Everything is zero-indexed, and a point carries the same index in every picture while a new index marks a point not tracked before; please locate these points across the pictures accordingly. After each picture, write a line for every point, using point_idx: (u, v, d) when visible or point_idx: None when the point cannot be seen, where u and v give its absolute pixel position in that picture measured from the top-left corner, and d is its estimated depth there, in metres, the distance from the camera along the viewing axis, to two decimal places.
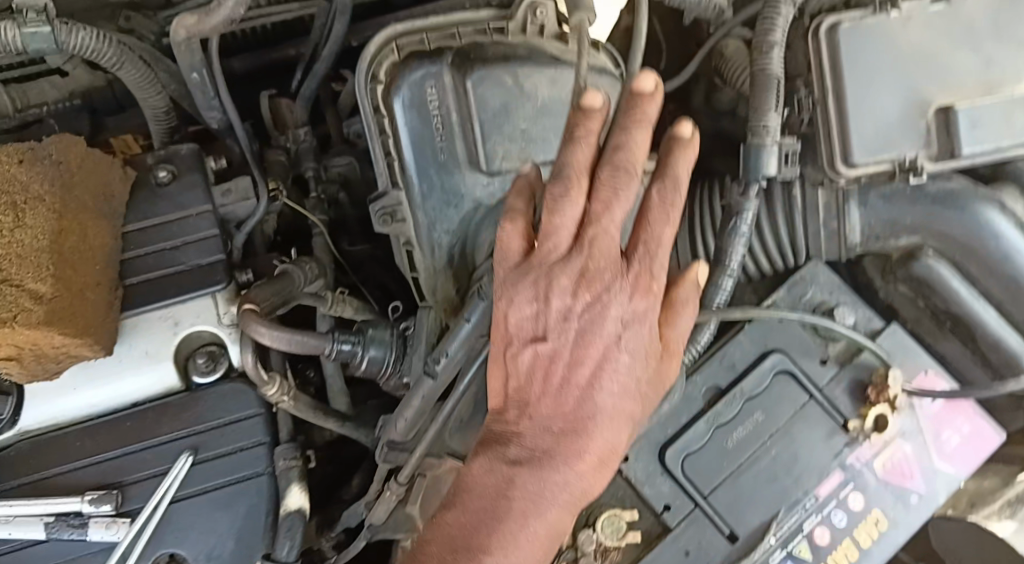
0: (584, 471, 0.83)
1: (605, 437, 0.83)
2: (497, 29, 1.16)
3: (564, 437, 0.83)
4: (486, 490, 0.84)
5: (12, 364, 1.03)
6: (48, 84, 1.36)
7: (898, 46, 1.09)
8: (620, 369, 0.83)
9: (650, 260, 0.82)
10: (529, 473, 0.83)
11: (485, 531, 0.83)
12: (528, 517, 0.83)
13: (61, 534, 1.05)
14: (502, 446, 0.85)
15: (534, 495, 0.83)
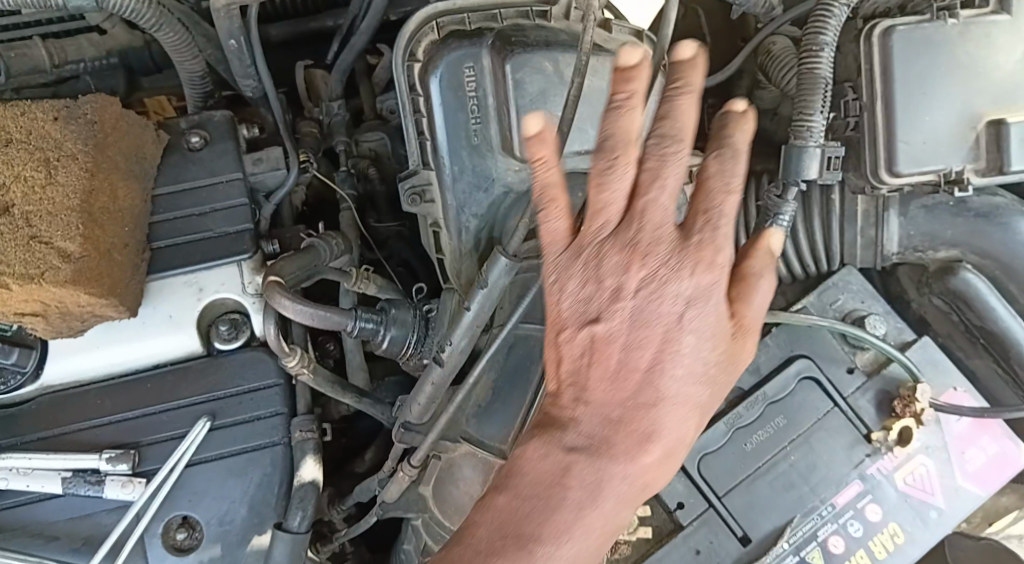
0: (646, 459, 0.77)
1: (670, 423, 0.78)
2: (539, 14, 1.14)
3: (625, 422, 0.78)
4: (540, 483, 0.77)
5: (37, 320, 1.05)
6: (86, 42, 1.34)
7: (952, 55, 1.05)
8: (689, 350, 0.78)
9: (711, 234, 0.79)
10: (587, 461, 0.77)
11: (538, 526, 0.76)
12: (587, 507, 0.76)
13: (78, 490, 1.06)
14: (557, 432, 0.79)
15: (593, 485, 0.76)
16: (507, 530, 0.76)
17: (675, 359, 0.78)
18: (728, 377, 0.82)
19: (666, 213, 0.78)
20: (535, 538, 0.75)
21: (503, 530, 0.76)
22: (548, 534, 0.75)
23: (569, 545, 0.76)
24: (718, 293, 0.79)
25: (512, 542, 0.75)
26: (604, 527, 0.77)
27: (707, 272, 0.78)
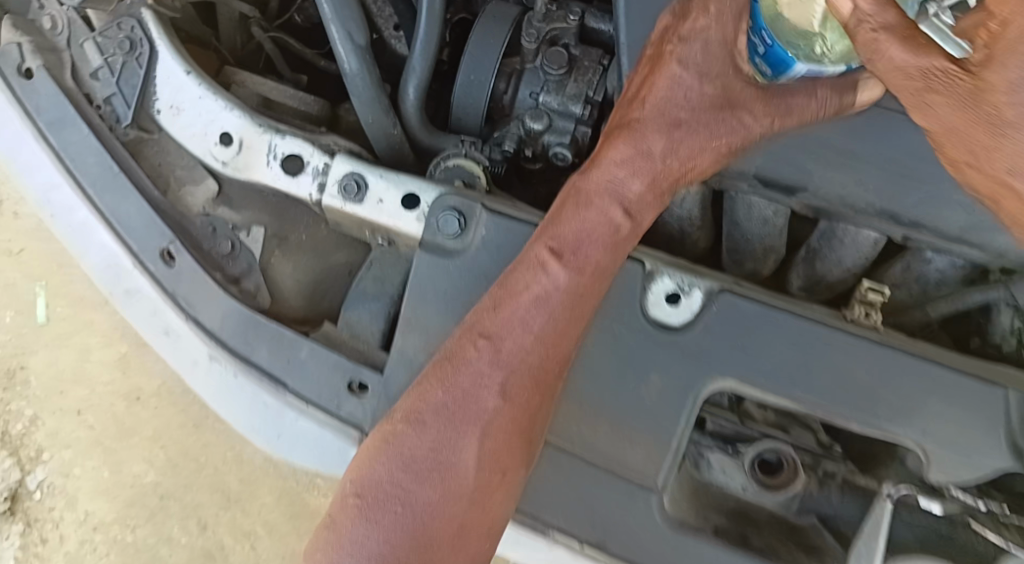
0: (414, 432, 0.53)
1: (598, 210, 0.54)
2: None
3: (461, 415, 0.53)
4: (520, 315, 0.54)
5: None
6: None
7: None
8: (536, 291, 0.54)
9: (684, 66, 0.54)
10: (429, 418, 0.53)
11: (496, 342, 0.54)
12: (430, 431, 0.53)
13: None
14: (546, 223, 0.56)
15: (572, 286, 0.54)
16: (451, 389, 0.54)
17: (642, 144, 0.55)
18: (708, 151, 0.55)
19: (684, 65, 0.54)
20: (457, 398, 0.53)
21: (444, 367, 0.54)
22: (517, 386, 0.53)
23: (485, 428, 0.53)
24: (668, 143, 0.54)
25: (460, 391, 0.53)
26: (569, 345, 0.54)
27: (686, 79, 0.54)
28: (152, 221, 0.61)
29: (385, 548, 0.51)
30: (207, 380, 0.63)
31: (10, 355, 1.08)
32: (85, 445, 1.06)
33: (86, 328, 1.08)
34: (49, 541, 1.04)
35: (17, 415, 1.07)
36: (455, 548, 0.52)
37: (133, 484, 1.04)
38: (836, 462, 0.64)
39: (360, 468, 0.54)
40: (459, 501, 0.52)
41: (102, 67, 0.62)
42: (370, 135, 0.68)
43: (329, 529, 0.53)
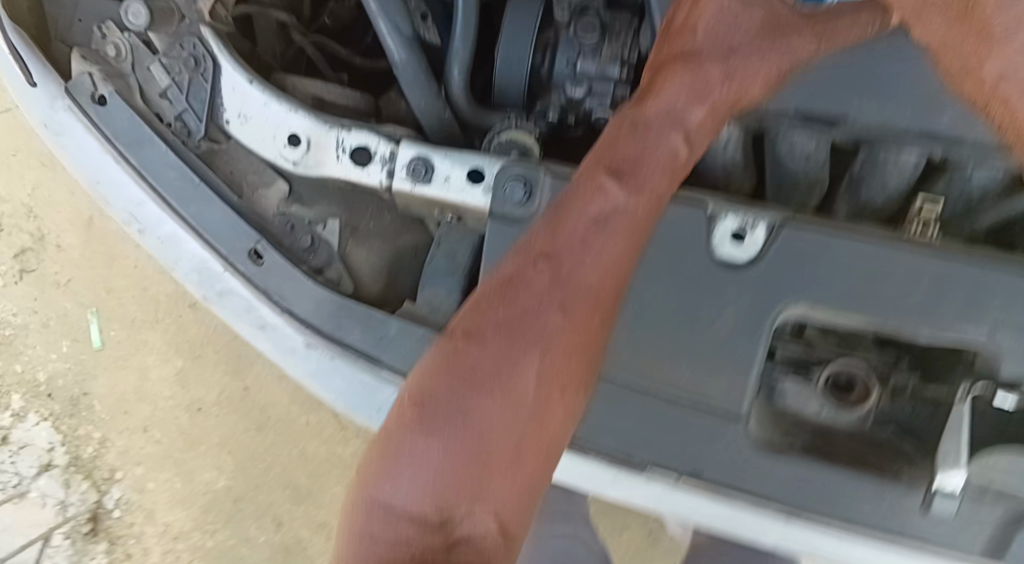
0: (474, 347, 0.47)
1: (658, 130, 0.55)
2: None
3: (524, 333, 0.48)
4: (582, 234, 0.50)
5: None
6: None
7: None
8: (597, 210, 0.51)
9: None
10: (489, 336, 0.48)
11: (556, 260, 0.50)
12: (491, 348, 0.47)
13: None
14: (600, 150, 0.55)
15: (631, 206, 0.52)
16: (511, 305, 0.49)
17: (694, 69, 0.58)
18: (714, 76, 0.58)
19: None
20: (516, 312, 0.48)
21: (505, 286, 0.49)
22: (579, 302, 0.49)
23: (547, 342, 0.47)
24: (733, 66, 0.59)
25: (521, 304, 0.48)
26: (627, 266, 0.51)
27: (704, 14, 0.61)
28: (237, 224, 0.66)
29: (445, 458, 0.45)
30: (307, 367, 0.67)
31: (72, 384, 1.24)
32: (156, 459, 1.22)
33: (144, 347, 1.23)
34: (135, 552, 1.22)
35: (86, 439, 1.23)
36: (517, 465, 0.46)
37: (208, 492, 1.21)
38: (905, 375, 0.69)
39: (418, 377, 0.48)
40: (521, 414, 0.46)
41: (170, 86, 0.67)
42: (423, 120, 0.71)
43: (386, 437, 0.47)
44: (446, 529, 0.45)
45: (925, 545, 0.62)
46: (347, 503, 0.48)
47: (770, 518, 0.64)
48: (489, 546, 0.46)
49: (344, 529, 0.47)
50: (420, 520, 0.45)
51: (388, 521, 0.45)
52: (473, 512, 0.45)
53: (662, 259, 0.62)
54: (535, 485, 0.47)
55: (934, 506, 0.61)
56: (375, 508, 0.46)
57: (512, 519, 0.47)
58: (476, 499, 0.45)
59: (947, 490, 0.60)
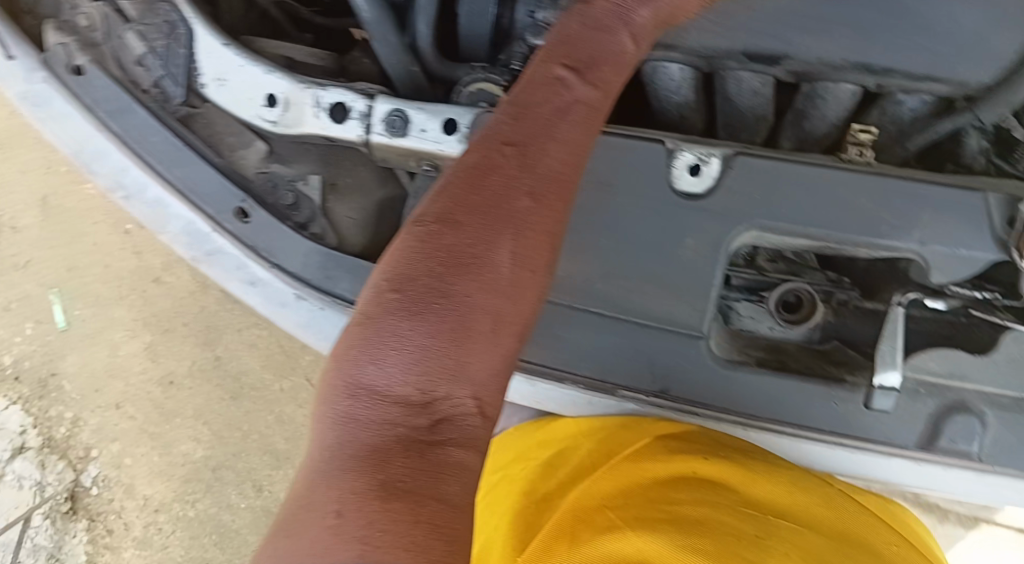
0: (452, 228, 0.48)
1: (603, 31, 0.54)
2: None
3: (497, 214, 0.49)
4: (542, 124, 0.50)
5: None
6: None
7: None
8: (555, 99, 0.51)
9: None
10: (464, 215, 0.48)
11: (521, 148, 0.50)
12: (464, 228, 0.48)
13: None
14: (554, 45, 0.54)
15: (590, 98, 0.52)
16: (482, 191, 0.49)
17: None
18: None
19: None
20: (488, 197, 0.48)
21: (473, 174, 0.49)
22: (545, 188, 0.50)
23: (519, 224, 0.49)
24: None
25: (492, 192, 0.49)
26: (585, 155, 0.52)
27: None
28: (223, 185, 0.70)
29: (428, 340, 0.47)
30: (298, 317, 0.71)
31: (40, 365, 1.23)
32: (132, 434, 1.23)
33: (111, 325, 1.23)
34: (115, 529, 1.24)
35: (58, 419, 1.23)
36: (491, 344, 0.48)
37: (187, 464, 1.24)
38: (847, 290, 0.74)
39: (395, 260, 0.48)
40: (498, 296, 0.48)
41: (146, 52, 0.69)
42: (393, 74, 0.75)
43: (364, 323, 0.48)
44: (428, 410, 0.47)
45: (869, 441, 0.68)
46: (323, 390, 0.49)
47: (731, 426, 0.70)
48: (470, 425, 0.48)
49: (323, 414, 0.48)
50: (404, 401, 0.47)
51: (373, 404, 0.47)
52: (452, 393, 0.47)
53: (627, 193, 0.68)
54: (509, 359, 0.49)
55: (875, 403, 0.67)
56: (358, 392, 0.47)
57: (491, 397, 0.49)
58: (455, 379, 0.47)
59: (886, 386, 0.67)
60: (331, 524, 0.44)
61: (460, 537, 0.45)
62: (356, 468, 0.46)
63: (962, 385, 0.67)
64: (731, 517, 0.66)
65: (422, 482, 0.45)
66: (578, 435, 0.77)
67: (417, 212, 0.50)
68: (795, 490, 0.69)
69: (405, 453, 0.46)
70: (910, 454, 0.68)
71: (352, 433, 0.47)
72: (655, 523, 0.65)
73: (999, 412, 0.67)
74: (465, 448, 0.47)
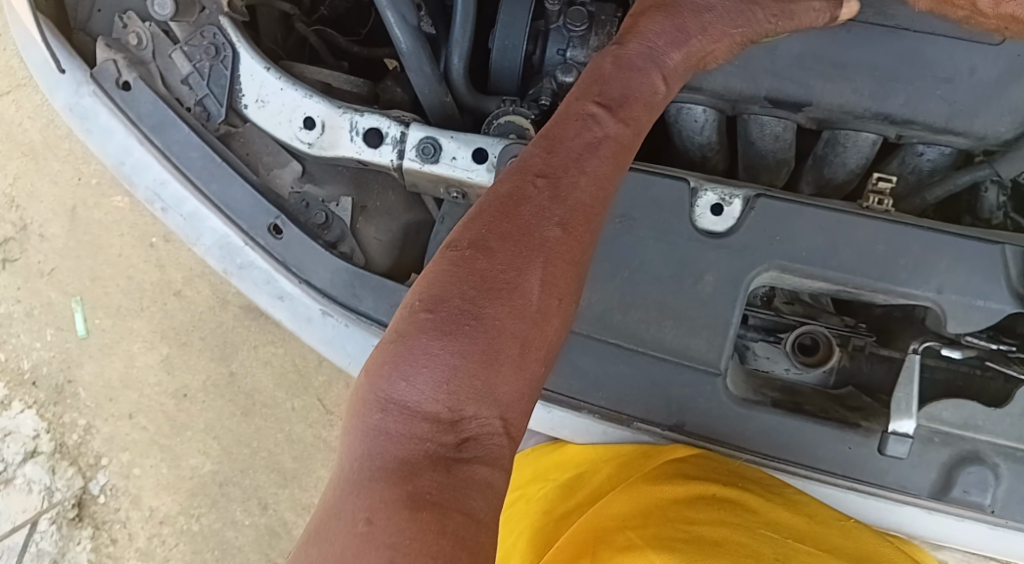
0: (486, 254, 0.50)
1: (636, 71, 0.55)
2: None
3: (528, 243, 0.50)
4: (576, 157, 0.52)
5: None
6: None
7: None
8: (588, 134, 0.53)
9: None
10: (497, 242, 0.50)
11: (554, 179, 0.51)
12: (497, 254, 0.50)
13: None
14: (586, 84, 0.55)
15: (623, 134, 0.53)
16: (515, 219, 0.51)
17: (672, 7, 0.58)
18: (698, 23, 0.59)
19: None
20: (521, 225, 0.50)
21: (507, 203, 0.51)
22: (577, 218, 0.51)
23: (551, 252, 0.50)
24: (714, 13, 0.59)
25: (525, 221, 0.50)
26: (615, 188, 0.54)
27: None
28: (257, 202, 0.71)
29: (458, 360, 0.48)
30: (322, 333, 0.73)
31: (57, 371, 1.25)
32: (143, 445, 1.25)
33: (130, 335, 1.25)
34: (119, 538, 1.25)
35: (72, 426, 1.25)
36: (519, 366, 0.49)
37: (195, 477, 1.25)
38: (863, 336, 0.75)
39: (429, 282, 0.50)
40: (527, 320, 0.49)
41: (192, 72, 0.72)
42: (425, 102, 0.77)
43: (396, 341, 0.49)
44: (456, 428, 0.48)
45: (884, 487, 0.68)
46: (353, 403, 0.50)
47: (743, 464, 0.71)
48: (496, 445, 0.49)
49: (352, 427, 0.49)
50: (433, 418, 0.48)
51: (402, 419, 0.48)
52: (480, 412, 0.48)
53: (649, 228, 0.69)
54: (536, 382, 0.51)
55: (888, 449, 0.67)
56: (388, 407, 0.48)
57: (517, 418, 0.50)
58: (483, 399, 0.48)
59: (900, 432, 0.66)
60: (362, 531, 0.46)
61: (485, 550, 0.46)
62: (385, 480, 0.47)
63: (976, 436, 0.67)
64: (749, 539, 0.67)
65: (450, 495, 0.47)
66: (590, 456, 0.76)
67: (451, 236, 0.51)
68: (810, 520, 0.69)
69: (434, 467, 0.47)
70: (923, 502, 0.68)
71: (381, 446, 0.48)
72: (674, 544, 0.67)
73: (1012, 464, 0.67)
74: (490, 466, 0.48)
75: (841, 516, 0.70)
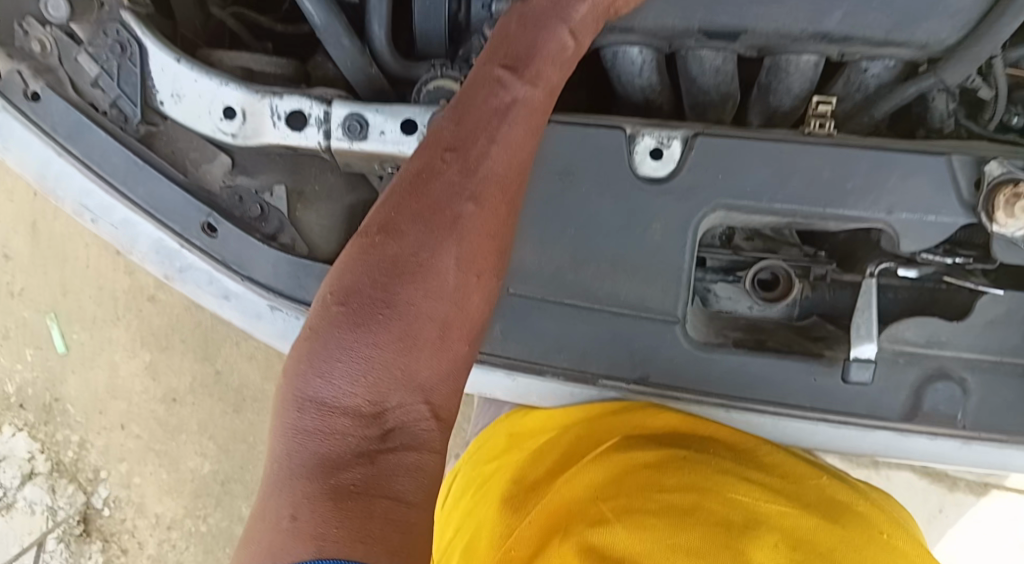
0: (395, 240, 0.51)
1: (541, 25, 0.54)
2: None
3: (439, 224, 0.51)
4: (483, 127, 0.52)
5: None
6: None
7: None
8: (494, 103, 0.53)
9: None
10: (406, 226, 0.51)
11: (462, 154, 0.52)
12: (407, 240, 0.51)
13: None
14: (493, 48, 0.55)
15: (530, 98, 0.53)
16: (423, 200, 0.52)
17: None
18: None
19: None
20: (431, 205, 0.51)
21: (416, 183, 0.52)
22: (486, 194, 0.52)
23: (461, 232, 0.51)
24: None
25: (433, 201, 0.51)
26: (525, 157, 0.54)
27: None
28: (187, 201, 0.69)
29: (376, 350, 0.50)
30: (272, 328, 0.71)
31: (42, 391, 1.24)
32: (138, 453, 1.24)
33: (108, 346, 1.24)
34: (129, 547, 1.25)
35: (66, 443, 1.24)
36: (439, 350, 0.51)
37: (195, 479, 1.24)
38: (823, 264, 0.73)
39: (341, 274, 0.51)
40: (443, 302, 0.51)
41: (100, 74, 0.69)
42: (350, 77, 0.74)
43: (312, 336, 0.50)
44: (379, 420, 0.50)
45: (855, 415, 0.67)
46: (275, 404, 0.51)
47: (712, 408, 0.69)
48: (423, 429, 0.51)
49: (276, 427, 0.50)
50: (354, 411, 0.50)
51: (322, 415, 0.49)
52: (403, 401, 0.50)
53: (591, 181, 0.67)
54: (459, 362, 0.53)
55: (851, 376, 0.67)
56: (307, 405, 0.50)
57: (441, 402, 0.52)
58: (405, 385, 0.50)
59: (861, 358, 0.66)
60: (287, 527, 0.46)
61: (416, 529, 0.48)
62: (309, 475, 0.48)
63: (941, 352, 0.66)
64: (718, 504, 0.67)
65: (376, 482, 0.48)
66: (559, 424, 0.75)
67: (362, 224, 0.52)
68: (783, 479, 0.70)
69: (358, 459, 0.49)
70: (896, 425, 0.67)
71: (303, 444, 0.49)
72: (644, 517, 0.67)
73: (981, 376, 0.66)
74: (417, 450, 0.50)
75: (815, 473, 0.71)
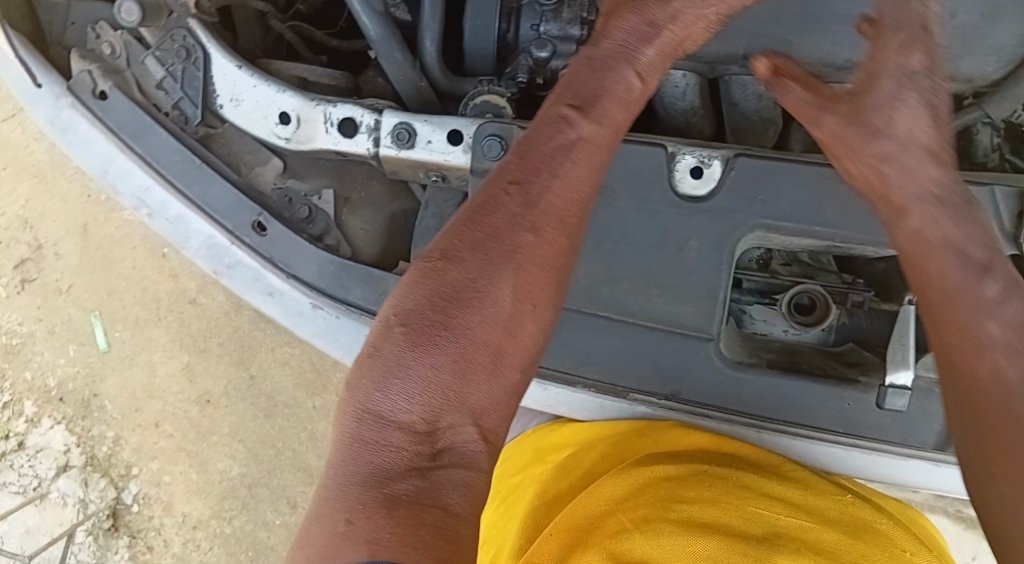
0: (456, 266, 0.52)
1: (608, 68, 0.55)
2: None
3: (500, 254, 0.52)
4: (547, 161, 0.53)
5: None
6: None
7: None
8: (559, 139, 0.53)
9: None
10: (468, 253, 0.52)
11: (526, 186, 0.53)
12: (468, 266, 0.52)
13: None
14: (561, 86, 0.55)
15: (595, 135, 0.54)
16: (486, 229, 0.53)
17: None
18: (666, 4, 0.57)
19: None
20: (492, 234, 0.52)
21: (479, 212, 0.53)
22: (547, 225, 0.52)
23: (520, 260, 0.52)
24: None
25: (495, 230, 0.52)
26: (589, 192, 0.54)
27: None
28: (239, 200, 0.72)
29: (433, 370, 0.51)
30: (314, 326, 0.73)
31: (82, 386, 1.27)
32: (171, 452, 1.27)
33: (149, 346, 1.27)
34: (155, 545, 1.27)
35: (101, 438, 1.27)
36: (492, 375, 0.51)
37: (223, 481, 1.26)
38: (861, 292, 0.73)
39: (404, 296, 0.52)
40: (498, 328, 0.51)
41: (165, 77, 0.73)
42: (400, 90, 0.77)
43: (375, 354, 0.52)
44: (433, 436, 0.51)
45: (885, 442, 0.68)
46: (336, 415, 0.53)
47: (744, 427, 0.70)
48: (473, 449, 0.51)
49: (335, 437, 0.52)
50: (410, 427, 0.51)
51: (380, 428, 0.51)
52: (457, 421, 0.51)
53: (630, 198, 0.68)
54: (513, 388, 0.53)
55: (887, 403, 0.66)
56: (366, 417, 0.51)
57: (493, 424, 0.52)
58: (459, 406, 0.51)
59: (897, 385, 0.66)
60: (342, 531, 0.47)
61: (463, 542, 0.48)
62: (364, 482, 0.49)
63: None
64: (738, 519, 0.67)
65: (427, 495, 0.49)
66: (585, 440, 0.77)
67: (426, 250, 0.53)
68: (806, 492, 0.70)
69: (411, 471, 0.49)
70: (929, 454, 0.68)
71: (360, 454, 0.50)
72: (666, 527, 0.65)
73: None
74: (467, 467, 0.50)
75: (839, 491, 0.71)
